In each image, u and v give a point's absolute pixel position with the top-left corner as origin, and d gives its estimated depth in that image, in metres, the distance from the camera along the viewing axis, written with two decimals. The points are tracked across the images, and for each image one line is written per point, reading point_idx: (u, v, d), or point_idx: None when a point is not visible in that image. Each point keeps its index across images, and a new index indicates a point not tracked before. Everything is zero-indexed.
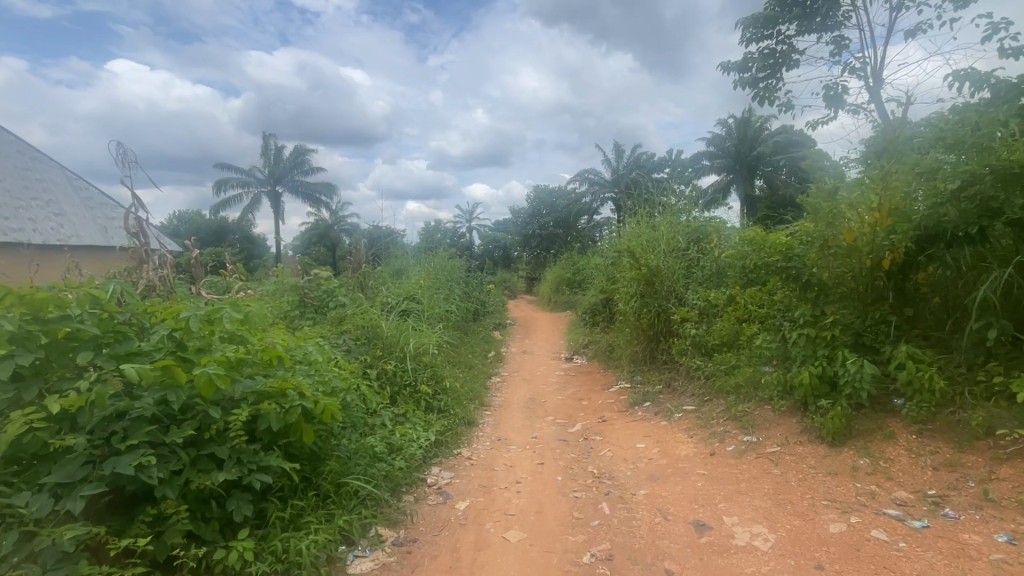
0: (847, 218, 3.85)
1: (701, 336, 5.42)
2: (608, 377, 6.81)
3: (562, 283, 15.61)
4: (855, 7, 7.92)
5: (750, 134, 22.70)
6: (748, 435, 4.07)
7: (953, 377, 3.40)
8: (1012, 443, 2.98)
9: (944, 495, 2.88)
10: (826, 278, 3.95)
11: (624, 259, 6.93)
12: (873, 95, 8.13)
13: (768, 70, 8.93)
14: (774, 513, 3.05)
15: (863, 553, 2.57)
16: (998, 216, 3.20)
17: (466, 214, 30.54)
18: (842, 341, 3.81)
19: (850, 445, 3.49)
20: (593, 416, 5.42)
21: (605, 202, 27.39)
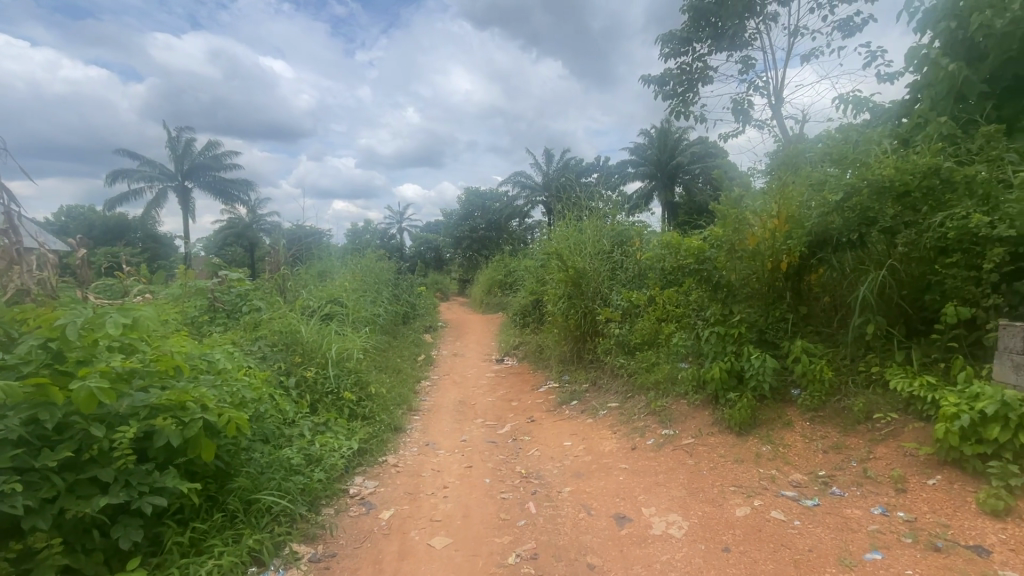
0: (750, 224, 4.17)
1: (624, 335, 5.67)
2: (537, 377, 6.92)
3: (493, 285, 15.67)
4: (759, 31, 8.63)
5: (670, 144, 24.02)
6: (666, 429, 4.29)
7: (839, 368, 3.78)
8: (886, 426, 3.35)
9: (832, 475, 3.19)
10: (733, 280, 4.26)
11: (553, 262, 7.08)
12: (776, 112, 8.88)
13: (684, 84, 9.51)
14: (687, 501, 3.23)
15: (764, 534, 2.78)
16: (874, 224, 3.61)
17: (396, 215, 29.91)
18: (748, 338, 4.12)
19: (754, 434, 3.77)
20: (522, 416, 5.48)
21: (536, 204, 27.85)
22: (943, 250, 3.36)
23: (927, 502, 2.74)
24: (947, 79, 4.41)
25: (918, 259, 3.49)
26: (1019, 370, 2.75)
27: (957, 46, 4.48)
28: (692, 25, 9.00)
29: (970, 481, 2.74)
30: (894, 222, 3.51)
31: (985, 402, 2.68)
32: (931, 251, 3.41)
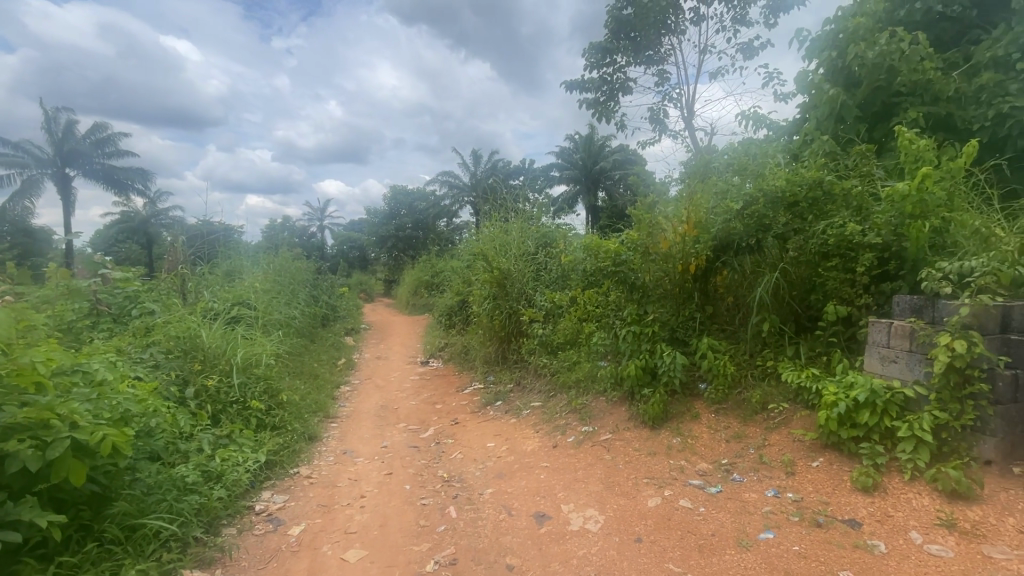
0: (663, 228, 4.41)
1: (547, 335, 5.77)
2: (462, 379, 6.86)
3: (419, 285, 15.38)
4: (674, 48, 9.18)
5: (594, 149, 24.93)
6: (586, 426, 4.42)
7: (740, 363, 4.08)
8: (779, 415, 3.66)
9: (733, 462, 3.43)
10: (647, 281, 4.51)
11: (478, 263, 7.08)
12: (688, 124, 9.48)
13: (605, 93, 9.89)
14: (604, 496, 3.34)
15: (673, 522, 2.93)
16: (768, 231, 3.92)
17: (316, 213, 28.51)
18: (660, 336, 4.35)
19: (666, 427, 3.98)
20: (445, 419, 5.41)
21: (464, 205, 27.73)
22: (826, 255, 3.71)
23: (812, 482, 3.02)
24: (830, 102, 4.93)
25: (806, 263, 3.83)
26: (884, 361, 3.11)
27: (837, 73, 5.04)
28: (613, 37, 9.39)
29: (846, 461, 3.06)
30: (786, 229, 3.83)
31: (858, 390, 3.00)
32: (816, 255, 3.75)
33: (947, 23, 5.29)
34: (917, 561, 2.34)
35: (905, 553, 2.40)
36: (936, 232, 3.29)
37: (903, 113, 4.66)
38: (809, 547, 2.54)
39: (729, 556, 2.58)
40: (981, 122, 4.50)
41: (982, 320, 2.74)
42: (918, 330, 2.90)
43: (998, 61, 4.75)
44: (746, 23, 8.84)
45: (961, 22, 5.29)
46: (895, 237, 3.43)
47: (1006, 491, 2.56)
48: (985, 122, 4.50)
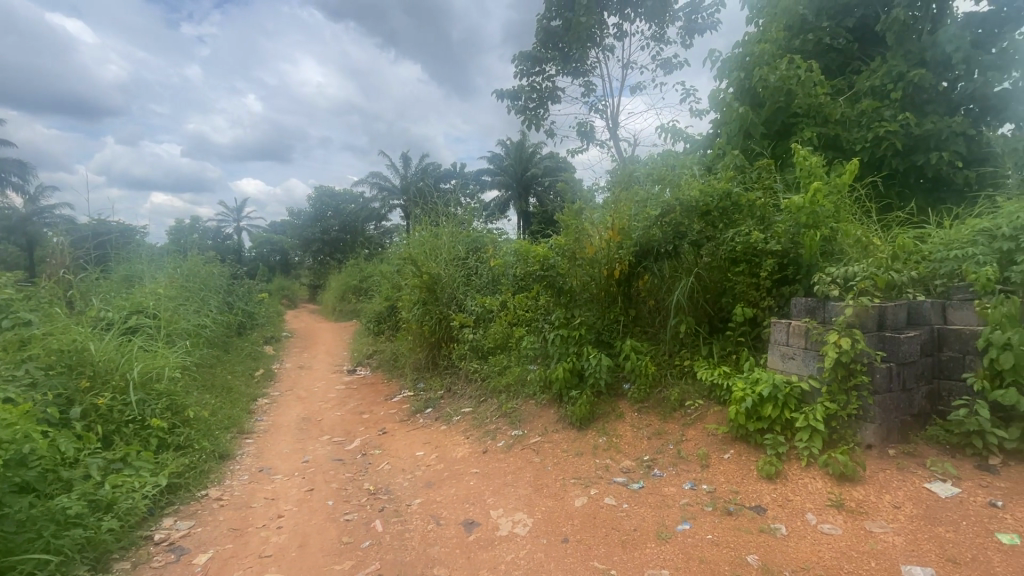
0: (589, 235, 4.60)
1: (478, 340, 5.76)
2: (391, 387, 6.68)
3: (347, 291, 14.82)
4: (599, 61, 9.55)
5: (525, 156, 25.36)
6: (515, 429, 4.45)
7: (660, 363, 4.29)
8: (695, 411, 3.88)
9: (654, 458, 3.59)
10: (574, 285, 4.63)
11: (407, 268, 6.93)
12: (613, 134, 9.90)
13: (535, 101, 10.07)
14: (533, 498, 3.37)
15: (598, 520, 3.01)
16: (684, 238, 4.15)
17: (232, 214, 26.67)
18: (587, 338, 4.47)
19: (592, 427, 4.10)
20: (373, 429, 5.23)
21: (394, 208, 27.12)
22: (734, 261, 3.98)
23: (724, 473, 3.23)
24: (739, 119, 5.36)
25: (717, 268, 4.09)
26: (784, 358, 3.39)
27: (744, 93, 5.48)
28: (543, 47, 9.63)
29: (753, 452, 3.30)
30: (699, 236, 4.08)
31: (763, 385, 3.25)
32: (726, 261, 4.01)
33: (835, 53, 5.93)
34: (813, 540, 2.56)
35: (802, 533, 2.62)
36: (826, 240, 3.65)
37: (800, 132, 5.16)
38: (721, 535, 2.71)
39: (650, 549, 2.69)
40: (863, 143, 5.06)
41: (863, 319, 3.06)
42: (811, 329, 3.19)
43: (876, 90, 5.39)
44: (665, 42, 9.39)
45: (845, 54, 5.94)
46: (793, 244, 3.75)
47: (884, 471, 2.88)
48: (866, 143, 5.08)
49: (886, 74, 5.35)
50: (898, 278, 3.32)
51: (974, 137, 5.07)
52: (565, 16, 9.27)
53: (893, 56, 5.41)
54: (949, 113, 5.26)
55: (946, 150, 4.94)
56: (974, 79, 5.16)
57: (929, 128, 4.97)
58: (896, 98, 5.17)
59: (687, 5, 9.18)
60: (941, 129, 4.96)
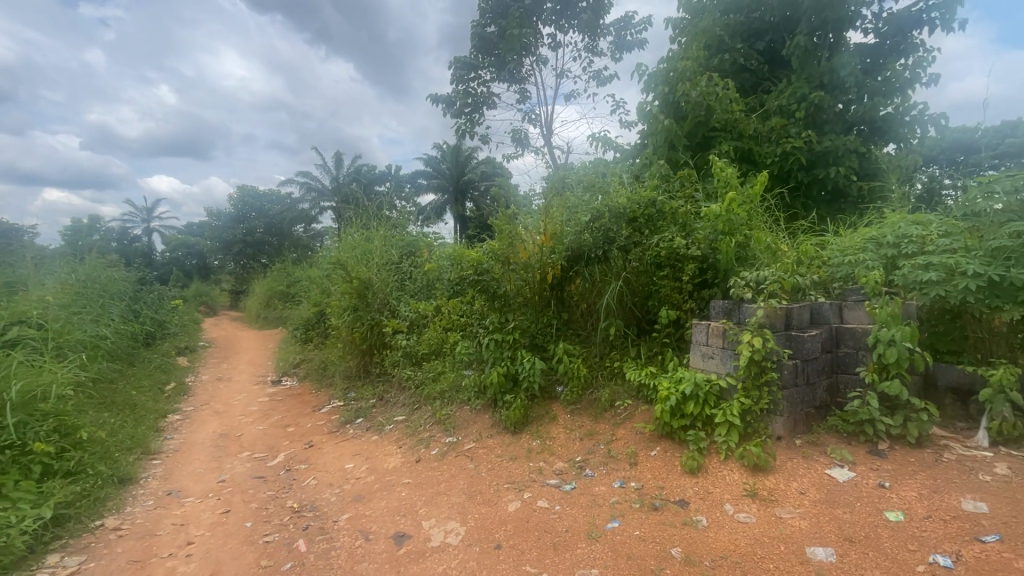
0: (522, 239, 4.65)
1: (412, 346, 5.62)
2: (320, 397, 6.36)
3: (272, 296, 13.99)
4: (534, 70, 9.70)
5: (461, 160, 25.27)
6: (450, 436, 4.38)
7: (592, 364, 4.41)
8: (624, 410, 4.00)
9: (586, 459, 3.66)
10: (508, 290, 4.62)
11: (337, 273, 6.65)
12: (547, 141, 10.09)
13: (470, 106, 10.05)
14: (466, 506, 3.33)
15: (531, 524, 3.02)
16: (613, 243, 4.27)
17: (142, 213, 24.45)
18: (521, 342, 4.49)
19: (526, 431, 4.12)
20: (298, 442, 4.95)
21: (325, 209, 26.04)
22: (659, 265, 4.16)
23: (650, 470, 3.35)
24: (663, 131, 5.64)
25: (644, 272, 4.25)
26: (705, 357, 3.58)
27: (669, 106, 5.76)
28: (478, 52, 9.65)
29: (677, 448, 3.45)
30: (627, 241, 4.21)
31: (685, 384, 3.39)
32: (652, 265, 4.17)
33: (749, 73, 6.40)
34: (730, 529, 2.72)
35: (721, 523, 2.77)
36: (741, 246, 3.90)
37: (718, 145, 5.52)
38: (647, 530, 2.80)
39: (581, 549, 2.73)
40: (772, 157, 5.48)
41: (773, 320, 3.29)
42: (728, 330, 3.40)
43: (783, 109, 5.87)
44: (597, 55, 9.71)
45: (757, 74, 6.42)
46: (711, 250, 3.97)
47: (791, 460, 3.11)
48: (776, 157, 5.50)
49: (792, 94, 5.83)
50: (803, 281, 3.60)
51: (865, 154, 5.66)
52: (499, 23, 9.34)
53: (798, 78, 5.92)
54: (845, 132, 5.83)
55: (842, 165, 5.46)
56: (864, 103, 5.76)
57: (828, 145, 5.48)
58: (800, 116, 5.66)
59: (617, 21, 9.56)
60: (838, 146, 5.48)
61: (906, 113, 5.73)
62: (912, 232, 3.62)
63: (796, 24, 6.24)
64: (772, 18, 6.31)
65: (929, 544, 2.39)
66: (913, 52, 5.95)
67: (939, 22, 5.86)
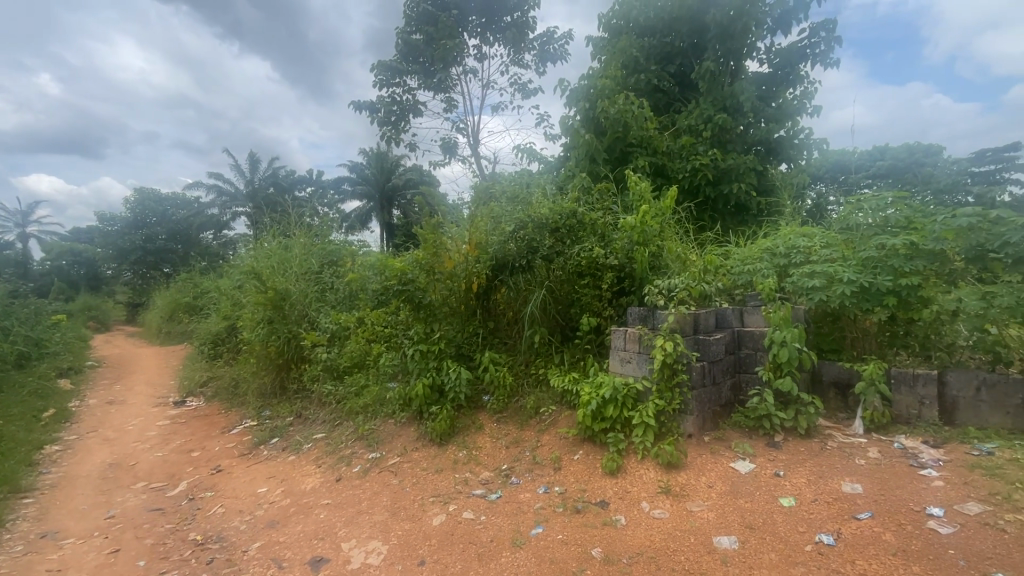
0: (447, 248, 4.60)
1: (333, 360, 5.38)
2: (230, 417, 5.91)
3: (176, 309, 12.82)
4: (460, 79, 9.74)
5: (387, 167, 24.73)
6: (373, 452, 4.24)
7: (518, 373, 4.46)
8: (549, 417, 4.08)
9: (511, 466, 3.69)
10: (434, 300, 4.55)
11: (250, 284, 6.24)
12: (474, 151, 10.15)
13: (395, 113, 9.88)
14: (389, 523, 3.23)
15: (456, 536, 2.99)
16: (536, 252, 4.35)
17: (16, 217, 21.55)
18: (447, 353, 4.44)
19: (452, 442, 4.08)
20: (204, 468, 4.56)
21: (239, 215, 24.37)
22: (580, 274, 4.30)
23: (574, 474, 3.44)
24: (585, 145, 5.87)
25: (566, 281, 4.37)
26: (623, 361, 3.74)
27: (589, 121, 6.02)
28: (403, 59, 9.54)
29: (598, 451, 3.57)
30: (549, 251, 4.30)
31: (605, 388, 3.52)
32: (573, 274, 4.30)
33: (662, 94, 6.84)
34: (645, 526, 2.85)
35: (638, 521, 2.91)
36: (654, 256, 4.14)
37: (635, 160, 5.83)
38: (570, 533, 2.87)
39: (505, 558, 2.75)
40: (683, 172, 5.89)
41: (683, 324, 3.52)
42: (643, 335, 3.58)
43: (692, 129, 6.33)
44: (522, 68, 9.94)
45: (669, 95, 6.88)
46: (628, 259, 4.17)
47: (701, 456, 3.32)
48: (686, 172, 5.91)
49: (699, 115, 6.31)
50: (709, 288, 3.89)
51: (763, 173, 6.23)
52: (425, 31, 9.30)
53: (704, 101, 6.42)
54: (745, 151, 6.38)
55: (743, 182, 5.97)
56: (761, 126, 6.35)
57: (731, 163, 5.97)
58: (707, 136, 6.13)
59: (541, 36, 9.86)
60: (739, 164, 5.99)
61: (795, 136, 6.40)
62: (799, 244, 4.04)
63: (702, 51, 6.78)
64: (682, 44, 6.83)
65: (815, 525, 2.65)
66: (800, 83, 6.66)
67: (820, 57, 6.62)
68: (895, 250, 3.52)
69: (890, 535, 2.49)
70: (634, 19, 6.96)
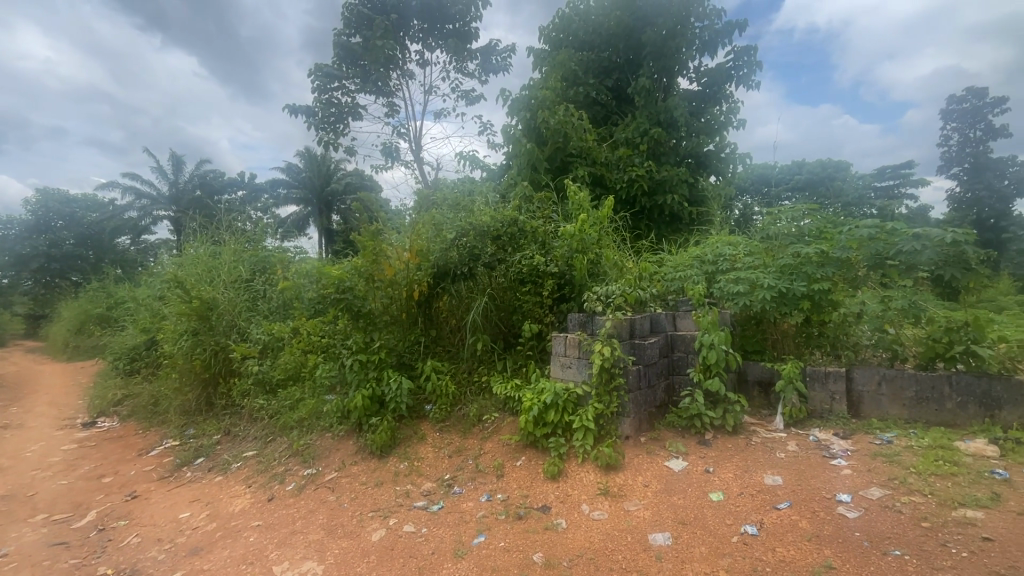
0: (387, 255, 4.48)
1: (265, 372, 5.11)
2: (148, 438, 5.46)
3: (86, 321, 11.73)
4: (401, 85, 9.62)
5: (326, 171, 23.92)
6: (309, 468, 4.07)
7: (461, 381, 4.44)
8: (491, 424, 4.09)
9: (454, 476, 3.65)
10: (374, 308, 4.42)
11: (173, 293, 5.82)
12: (417, 157, 10.04)
13: (333, 116, 9.59)
14: (325, 542, 3.10)
15: (396, 551, 2.92)
16: (478, 260, 4.37)
17: None
18: (387, 363, 4.34)
19: (394, 454, 3.99)
20: (117, 495, 4.19)
21: (161, 219, 22.69)
22: (522, 281, 4.35)
23: (516, 480, 3.46)
24: (526, 153, 5.96)
25: (508, 288, 4.41)
26: (563, 367, 3.81)
27: (530, 131, 6.13)
28: (341, 62, 9.30)
29: (540, 456, 3.61)
30: (491, 259, 4.33)
31: (547, 393, 3.56)
32: (515, 281, 4.35)
33: (600, 106, 7.08)
34: (585, 528, 2.91)
35: (578, 523, 2.96)
36: (593, 264, 4.26)
37: (575, 170, 5.99)
38: (512, 540, 2.88)
39: (446, 569, 2.71)
40: (620, 182, 6.11)
41: (620, 329, 3.64)
42: (583, 341, 3.67)
43: (629, 141, 6.59)
44: (464, 75, 9.96)
45: (606, 108, 7.13)
46: (568, 266, 4.27)
47: (638, 456, 3.45)
48: (623, 183, 6.14)
49: (636, 129, 6.58)
50: (644, 295, 4.05)
51: (694, 184, 6.58)
52: (364, 34, 9.11)
53: (640, 114, 6.70)
54: (678, 163, 6.73)
55: (676, 192, 6.28)
56: (692, 140, 6.72)
57: (665, 175, 6.26)
58: (643, 149, 6.40)
59: (483, 46, 9.93)
60: (672, 176, 6.30)
61: (722, 151, 6.82)
62: (725, 252, 4.30)
63: (638, 67, 7.10)
64: (618, 59, 7.11)
65: (741, 516, 2.82)
66: (726, 101, 7.13)
67: (744, 79, 7.11)
68: (808, 258, 3.82)
69: (806, 522, 2.69)
70: (573, 33, 7.19)
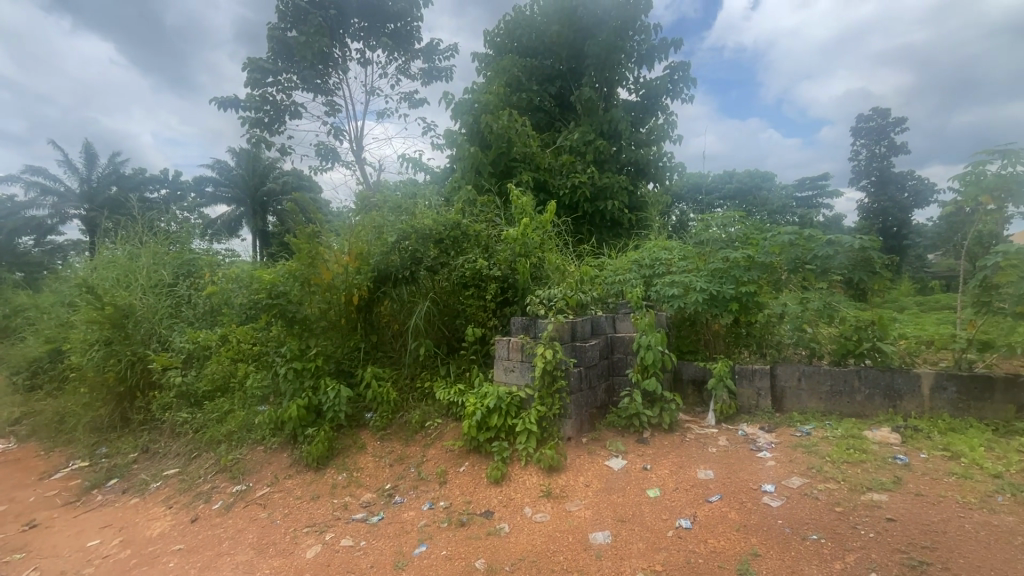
0: (324, 259, 4.29)
1: (189, 384, 4.77)
2: (52, 460, 4.95)
3: None
4: (342, 83, 9.33)
5: (262, 170, 22.79)
6: (238, 484, 3.83)
7: (402, 387, 4.34)
8: (434, 430, 4.02)
9: (395, 485, 3.55)
10: (311, 314, 4.22)
11: (82, 300, 5.30)
12: (358, 157, 9.76)
13: (268, 113, 9.15)
14: (255, 562, 2.93)
15: (334, 566, 2.80)
16: (420, 263, 4.30)
17: None
18: (324, 370, 4.16)
19: (331, 465, 3.83)
20: (12, 525, 3.75)
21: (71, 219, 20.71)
22: (465, 285, 4.32)
23: (458, 486, 3.41)
24: (470, 157, 5.95)
25: (451, 292, 4.36)
26: (506, 370, 3.81)
27: (474, 134, 6.12)
28: (277, 57, 8.89)
29: (483, 461, 3.58)
30: (434, 262, 4.27)
31: (490, 398, 3.55)
32: (458, 285, 4.31)
33: (543, 113, 7.19)
34: (528, 531, 2.92)
35: (521, 527, 2.96)
36: (535, 268, 4.30)
37: (519, 175, 6.04)
38: (454, 548, 2.84)
39: None
40: (563, 188, 6.23)
41: (562, 332, 3.68)
42: (525, 344, 3.69)
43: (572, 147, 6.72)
44: (408, 76, 9.81)
45: (549, 114, 7.25)
46: (511, 270, 4.28)
47: (579, 457, 3.50)
48: (566, 188, 6.25)
49: (578, 136, 6.73)
50: (585, 298, 4.14)
51: (633, 191, 6.81)
52: (301, 29, 8.76)
53: (582, 122, 6.86)
54: (619, 171, 6.94)
55: (617, 198, 6.47)
56: (631, 148, 6.95)
57: (606, 182, 6.45)
58: (587, 156, 6.55)
59: (427, 47, 9.82)
60: (613, 183, 6.49)
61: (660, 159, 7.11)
62: (661, 256, 4.47)
63: (579, 76, 7.27)
64: (561, 68, 7.24)
65: (676, 511, 2.93)
66: (662, 112, 7.44)
67: (679, 92, 7.45)
68: (736, 263, 4.05)
69: (735, 513, 2.84)
70: (517, 39, 7.26)
